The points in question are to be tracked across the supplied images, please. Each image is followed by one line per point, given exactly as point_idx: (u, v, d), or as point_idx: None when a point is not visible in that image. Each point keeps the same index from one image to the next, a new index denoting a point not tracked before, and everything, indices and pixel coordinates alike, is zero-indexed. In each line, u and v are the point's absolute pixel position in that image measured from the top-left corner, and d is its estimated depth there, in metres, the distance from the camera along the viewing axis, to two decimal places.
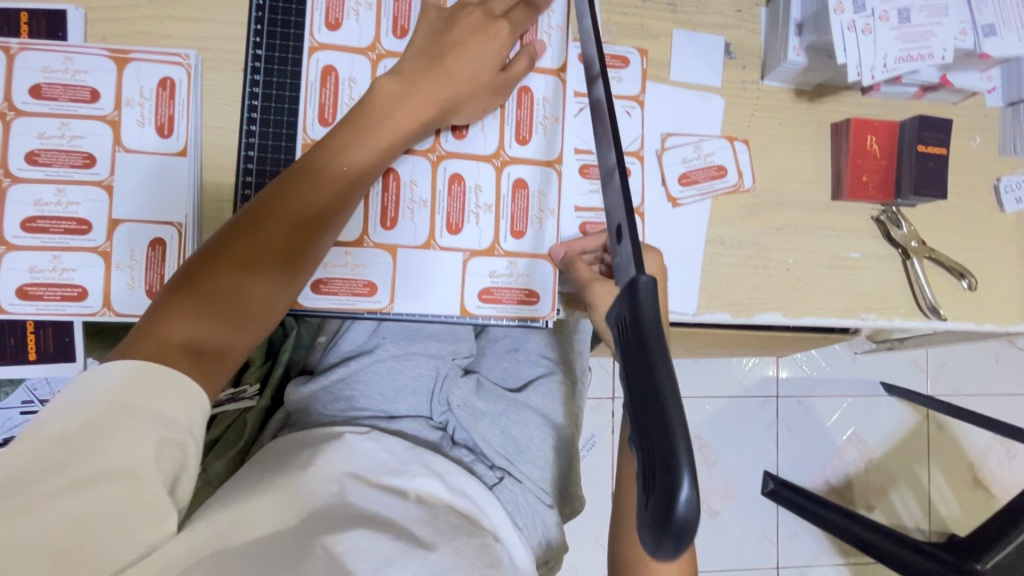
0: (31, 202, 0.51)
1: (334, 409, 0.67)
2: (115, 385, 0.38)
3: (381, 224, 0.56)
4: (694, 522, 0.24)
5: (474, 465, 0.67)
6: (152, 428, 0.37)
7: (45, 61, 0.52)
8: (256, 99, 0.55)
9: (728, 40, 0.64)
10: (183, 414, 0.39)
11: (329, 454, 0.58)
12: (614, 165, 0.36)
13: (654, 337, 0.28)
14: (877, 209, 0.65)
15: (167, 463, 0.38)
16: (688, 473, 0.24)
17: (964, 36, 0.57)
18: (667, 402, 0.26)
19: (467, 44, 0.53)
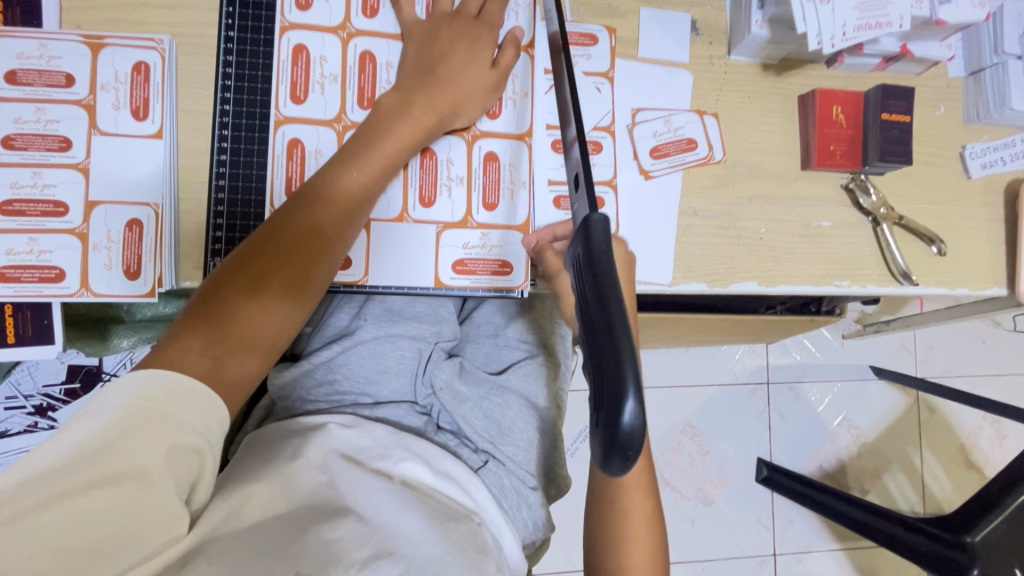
0: (8, 185, 0.52)
1: (319, 394, 0.68)
2: (141, 391, 0.40)
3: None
4: (637, 435, 0.26)
5: (458, 449, 0.67)
6: (168, 436, 0.39)
7: (20, 47, 0.53)
8: (230, 80, 0.56)
9: (694, 17, 0.65)
10: (200, 420, 0.41)
11: (315, 441, 0.56)
12: (574, 136, 0.39)
13: (605, 271, 0.30)
14: (845, 178, 0.67)
15: (183, 469, 0.40)
16: (633, 392, 0.25)
17: (920, 4, 0.58)
18: (615, 327, 0.27)
19: (458, 56, 0.56)
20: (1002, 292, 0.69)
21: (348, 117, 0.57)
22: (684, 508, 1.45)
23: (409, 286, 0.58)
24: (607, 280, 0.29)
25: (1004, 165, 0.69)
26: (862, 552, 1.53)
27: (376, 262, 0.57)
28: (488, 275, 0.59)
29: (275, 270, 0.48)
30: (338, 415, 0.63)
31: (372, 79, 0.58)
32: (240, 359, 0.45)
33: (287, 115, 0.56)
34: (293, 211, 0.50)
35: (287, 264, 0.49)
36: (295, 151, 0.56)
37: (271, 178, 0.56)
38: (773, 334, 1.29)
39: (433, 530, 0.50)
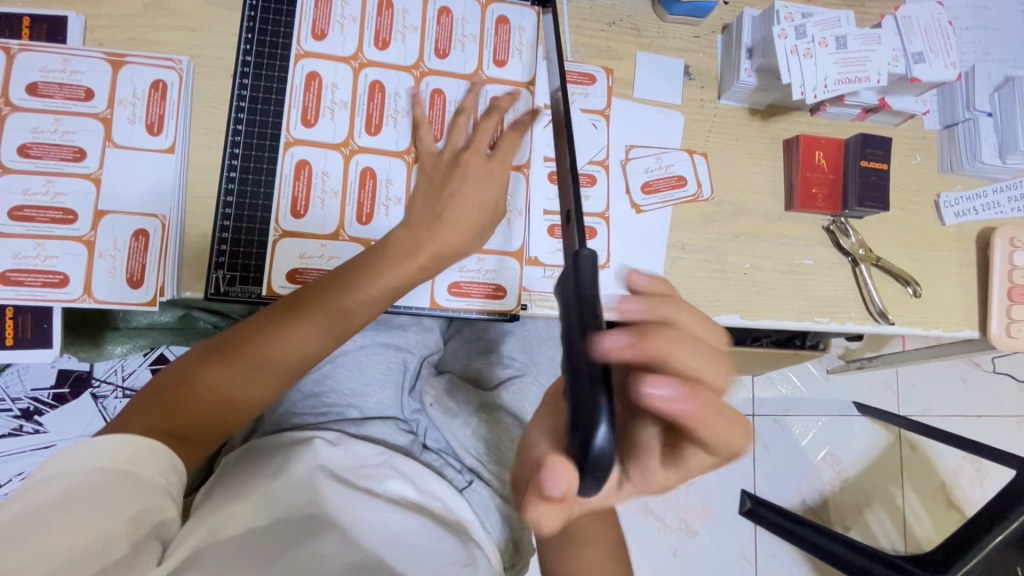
0: (20, 192, 0.54)
1: (307, 407, 0.69)
2: (108, 452, 0.44)
3: (358, 218, 0.59)
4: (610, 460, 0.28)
5: (443, 469, 0.67)
6: (137, 490, 0.43)
7: (43, 61, 0.55)
8: (244, 101, 0.58)
9: (687, 63, 0.69)
10: (158, 474, 0.45)
11: (301, 458, 0.58)
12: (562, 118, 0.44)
13: (589, 311, 0.31)
14: (827, 220, 0.70)
15: (146, 521, 0.42)
16: (605, 423, 0.27)
17: (896, 62, 0.62)
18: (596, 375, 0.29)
19: (468, 195, 0.56)
20: (974, 335, 0.72)
21: (356, 141, 0.60)
22: (667, 538, 1.45)
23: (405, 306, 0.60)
24: (591, 319, 0.31)
25: (977, 214, 0.73)
26: None
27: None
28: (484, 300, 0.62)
29: (246, 379, 0.52)
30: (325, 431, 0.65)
31: (379, 107, 0.61)
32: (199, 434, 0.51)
33: (297, 137, 0.59)
34: (278, 318, 0.52)
35: (258, 375, 0.52)
36: (301, 171, 0.59)
37: (277, 196, 0.58)
38: (759, 366, 1.32)
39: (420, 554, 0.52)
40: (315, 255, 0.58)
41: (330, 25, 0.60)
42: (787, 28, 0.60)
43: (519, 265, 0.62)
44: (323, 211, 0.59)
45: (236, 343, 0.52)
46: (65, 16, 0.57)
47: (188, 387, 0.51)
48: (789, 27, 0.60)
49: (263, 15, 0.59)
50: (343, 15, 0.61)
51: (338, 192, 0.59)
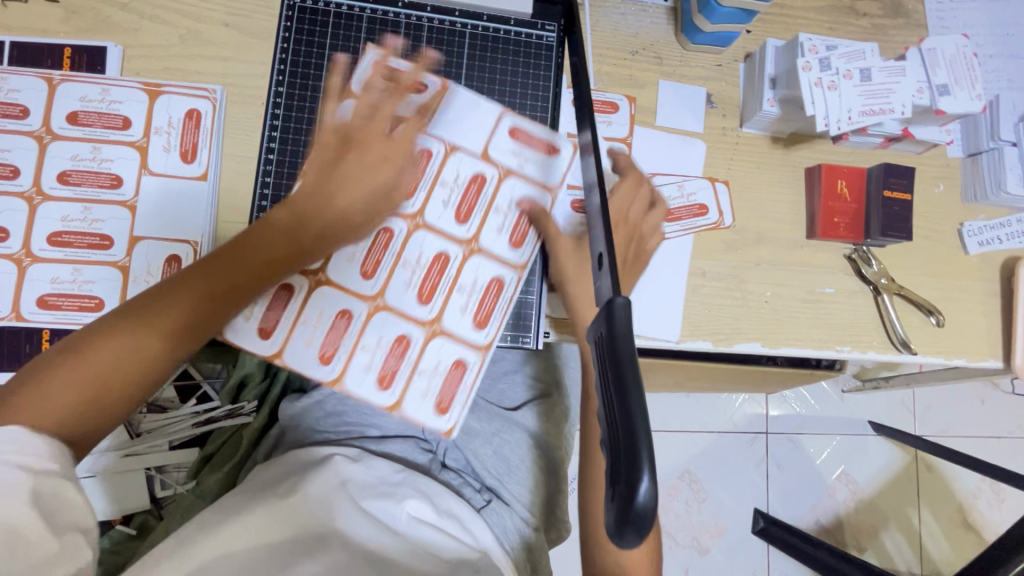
0: (59, 218, 0.55)
1: (329, 425, 0.71)
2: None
3: (419, 298, 0.59)
4: (652, 511, 0.27)
5: (461, 487, 0.71)
6: (27, 480, 0.39)
7: (83, 91, 0.57)
8: (276, 131, 0.59)
9: (709, 91, 0.70)
10: (53, 461, 0.41)
11: (318, 477, 0.60)
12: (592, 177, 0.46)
13: (626, 359, 0.32)
14: (849, 248, 0.70)
15: (61, 506, 0.40)
16: (647, 473, 0.27)
17: (921, 94, 0.63)
18: (637, 423, 0.29)
19: (365, 172, 0.56)
20: (996, 365, 0.72)
21: (424, 217, 0.59)
22: (680, 556, 1.44)
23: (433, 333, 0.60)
24: (629, 367, 0.31)
25: (1000, 243, 0.73)
26: None
27: (363, 350, 0.58)
28: (485, 295, 0.60)
29: (149, 342, 0.47)
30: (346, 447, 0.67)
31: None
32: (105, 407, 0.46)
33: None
34: (197, 272, 0.50)
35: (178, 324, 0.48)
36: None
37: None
38: (773, 385, 1.31)
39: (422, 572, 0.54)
40: (319, 330, 0.57)
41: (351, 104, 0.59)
42: (811, 60, 0.61)
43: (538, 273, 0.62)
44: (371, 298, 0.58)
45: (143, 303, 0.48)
46: (105, 47, 0.59)
47: (80, 360, 0.45)
48: (813, 60, 0.61)
49: (295, 47, 0.60)
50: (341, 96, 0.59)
51: (409, 265, 0.59)
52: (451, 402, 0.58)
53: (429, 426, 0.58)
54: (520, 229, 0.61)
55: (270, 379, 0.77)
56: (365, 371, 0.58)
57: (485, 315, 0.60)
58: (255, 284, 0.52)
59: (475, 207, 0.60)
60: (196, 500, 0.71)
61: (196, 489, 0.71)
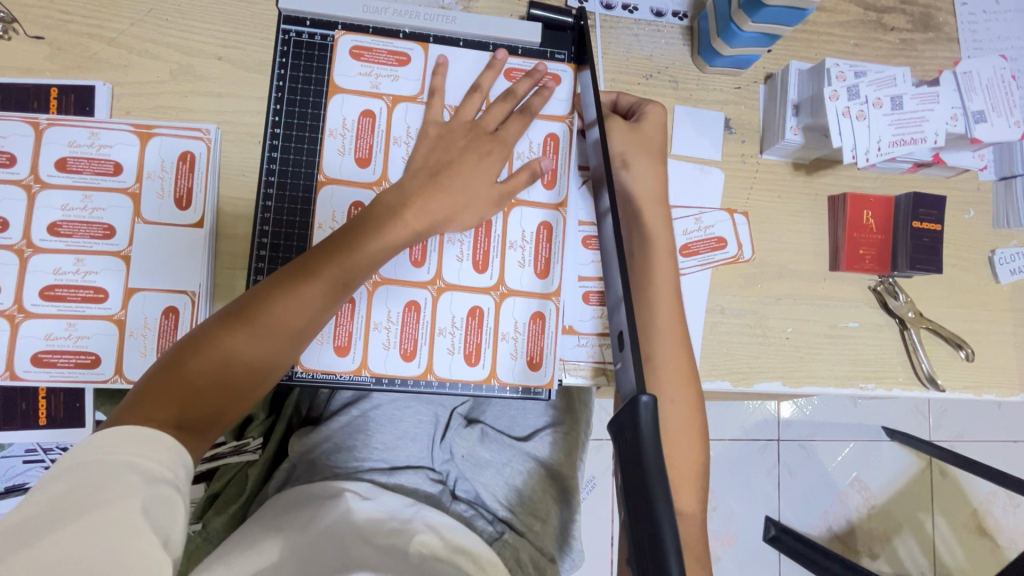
0: (51, 271, 0.53)
1: (340, 460, 0.69)
2: (118, 448, 0.39)
3: (475, 267, 0.57)
4: None
5: (473, 519, 0.70)
6: (140, 486, 0.38)
7: (71, 135, 0.54)
8: (273, 175, 0.56)
9: (727, 116, 0.66)
10: (168, 470, 0.40)
11: (330, 516, 0.60)
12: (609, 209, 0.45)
13: (655, 467, 0.29)
14: (874, 280, 0.67)
15: (161, 514, 0.38)
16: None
17: (955, 121, 0.59)
18: (667, 545, 0.28)
19: (466, 166, 0.54)
20: None
21: (444, 279, 0.57)
22: None
23: (449, 384, 0.56)
24: (657, 482, 0.29)
25: None
26: None
27: (442, 334, 0.56)
28: (537, 244, 0.58)
29: (251, 347, 0.47)
30: (357, 484, 0.66)
31: (371, 142, 0.57)
32: (205, 413, 0.46)
33: (330, 176, 0.56)
34: (289, 277, 0.49)
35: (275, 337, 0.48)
36: (353, 211, 0.56)
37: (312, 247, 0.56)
38: None
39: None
40: (392, 330, 0.56)
41: (372, 149, 0.57)
42: (839, 89, 0.57)
43: (557, 305, 0.58)
44: (388, 353, 0.56)
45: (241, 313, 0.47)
46: (93, 86, 0.56)
47: (183, 372, 0.45)
48: (841, 88, 0.57)
49: (291, 83, 0.57)
50: (343, 141, 0.57)
51: (446, 331, 0.56)
52: (542, 355, 0.57)
53: (530, 382, 0.57)
54: (542, 257, 0.58)
55: (274, 415, 0.78)
56: (450, 353, 0.56)
57: (545, 262, 0.58)
58: (344, 282, 0.50)
59: (559, 171, 0.59)
60: (203, 543, 0.69)
61: (201, 531, 0.70)
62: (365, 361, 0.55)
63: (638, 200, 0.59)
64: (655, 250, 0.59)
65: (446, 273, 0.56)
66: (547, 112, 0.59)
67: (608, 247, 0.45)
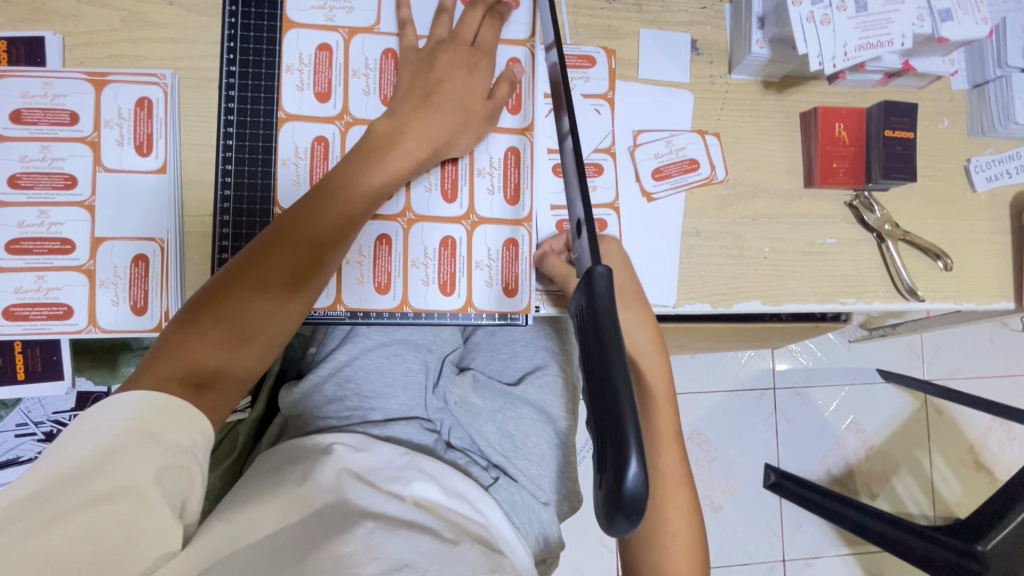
0: (15, 224, 0.53)
1: (331, 411, 0.69)
2: (138, 413, 0.40)
3: (444, 198, 0.57)
4: (642, 498, 0.25)
5: (468, 466, 0.69)
6: (157, 454, 0.39)
7: (24, 86, 0.54)
8: (231, 115, 0.55)
9: (694, 37, 0.65)
10: (188, 438, 0.41)
11: (324, 464, 0.57)
12: (568, 131, 0.41)
13: (611, 333, 0.29)
14: (849, 195, 0.66)
15: (174, 485, 0.39)
16: (636, 455, 0.25)
17: (922, 21, 0.58)
18: (622, 402, 0.26)
19: (457, 84, 0.54)
20: (1009, 306, 0.69)
21: (413, 211, 0.56)
22: None
23: (426, 315, 0.57)
24: (615, 349, 0.28)
25: (1010, 177, 0.69)
26: (872, 557, 1.51)
27: (415, 266, 0.56)
28: (505, 170, 0.58)
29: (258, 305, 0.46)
30: (348, 435, 0.63)
31: (329, 75, 0.56)
32: (219, 374, 0.45)
33: (291, 113, 0.56)
34: (284, 230, 0.48)
35: (278, 291, 0.47)
36: (317, 146, 0.56)
37: (276, 184, 0.56)
38: (778, 340, 1.29)
39: (440, 551, 0.47)
40: (365, 264, 0.56)
41: (331, 82, 0.56)
42: None
43: (529, 232, 0.58)
44: (363, 286, 0.56)
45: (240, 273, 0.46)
46: (42, 36, 0.55)
47: (197, 325, 0.45)
48: None
49: (244, 20, 0.56)
50: (301, 76, 0.56)
51: (419, 262, 0.56)
52: (517, 282, 0.57)
53: (506, 309, 0.57)
54: (510, 183, 0.58)
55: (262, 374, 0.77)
56: (425, 284, 0.56)
57: (515, 189, 0.58)
58: (349, 224, 0.50)
59: (523, 97, 0.59)
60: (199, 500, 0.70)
61: None
62: (339, 297, 0.55)
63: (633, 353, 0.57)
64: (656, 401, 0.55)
65: (415, 205, 0.56)
66: (509, 36, 0.59)
67: (568, 169, 0.41)
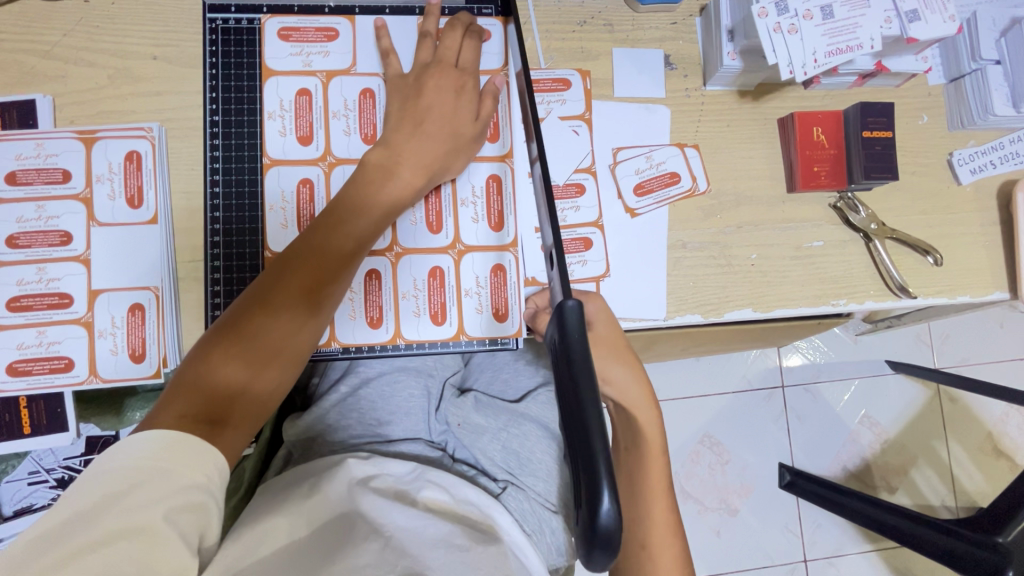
0: (15, 283, 0.54)
1: (336, 438, 0.69)
2: (151, 451, 0.39)
3: (430, 229, 0.58)
4: (615, 532, 0.25)
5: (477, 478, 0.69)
6: (168, 494, 0.38)
7: (18, 149, 0.56)
8: (217, 163, 0.57)
9: (666, 52, 0.66)
10: (200, 473, 0.40)
11: (334, 479, 0.57)
12: (536, 156, 0.42)
13: (582, 366, 0.30)
14: (833, 197, 0.67)
15: (191, 525, 0.38)
16: (607, 491, 0.25)
17: (890, 23, 0.58)
18: (593, 436, 0.27)
19: (445, 110, 0.55)
20: (1004, 297, 0.69)
21: (401, 244, 0.57)
22: (708, 519, 1.44)
23: (420, 345, 0.57)
24: (585, 382, 0.29)
25: (995, 168, 0.69)
26: (895, 553, 1.48)
27: (406, 298, 0.57)
28: (488, 198, 0.59)
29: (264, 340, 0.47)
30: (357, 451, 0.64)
31: (310, 119, 0.58)
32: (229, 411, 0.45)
33: (275, 158, 0.57)
34: (290, 263, 0.49)
35: (285, 326, 0.48)
36: (302, 189, 0.57)
37: (264, 227, 0.57)
38: (782, 338, 1.29)
39: (453, 562, 0.47)
40: (356, 300, 0.57)
41: (313, 125, 0.58)
42: (767, 6, 0.57)
43: (516, 257, 0.59)
44: (355, 322, 0.57)
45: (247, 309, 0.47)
46: (33, 99, 0.57)
47: (206, 363, 0.45)
48: (769, 5, 0.57)
49: (225, 71, 0.58)
50: (283, 120, 0.58)
51: (410, 294, 0.57)
52: (507, 307, 0.58)
53: (497, 334, 0.58)
54: (494, 211, 0.59)
55: None
56: (417, 316, 0.57)
57: (499, 216, 0.59)
58: (353, 252, 0.51)
59: (501, 125, 0.60)
60: None
61: None
62: (333, 335, 0.56)
63: (627, 408, 0.57)
64: (650, 454, 0.56)
65: (402, 239, 0.57)
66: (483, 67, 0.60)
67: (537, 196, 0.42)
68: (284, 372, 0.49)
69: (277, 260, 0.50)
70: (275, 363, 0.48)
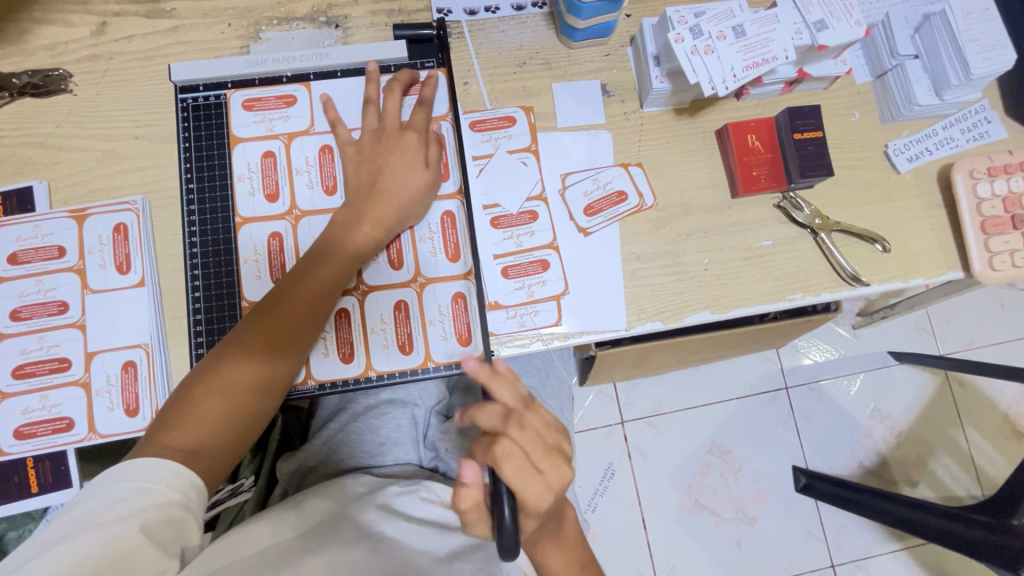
0: (19, 352, 0.59)
1: (331, 469, 0.73)
2: (135, 472, 0.44)
3: (392, 266, 0.64)
4: (509, 537, 0.48)
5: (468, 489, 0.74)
6: (147, 508, 0.42)
7: (18, 232, 0.62)
8: (195, 226, 0.63)
9: (603, 81, 0.71)
10: (176, 492, 0.44)
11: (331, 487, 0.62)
12: None
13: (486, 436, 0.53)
14: (776, 198, 0.70)
15: (169, 537, 0.42)
16: (502, 505, 0.50)
17: (800, 35, 0.63)
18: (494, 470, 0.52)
19: (399, 167, 0.61)
20: (959, 276, 0.71)
21: (366, 283, 0.63)
22: (726, 530, 1.42)
23: (391, 374, 0.62)
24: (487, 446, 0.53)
25: (931, 154, 0.72)
26: (926, 550, 1.43)
27: (374, 331, 0.63)
28: (444, 232, 0.66)
29: (244, 380, 0.52)
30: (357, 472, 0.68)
31: (276, 178, 0.64)
32: (212, 444, 0.49)
33: (246, 217, 0.63)
34: (268, 312, 0.55)
35: (264, 366, 0.53)
36: (272, 242, 0.62)
37: (240, 280, 0.62)
38: (775, 339, 1.29)
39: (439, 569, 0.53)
40: (329, 338, 0.62)
41: (279, 183, 0.64)
42: (682, 32, 0.62)
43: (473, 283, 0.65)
44: (329, 358, 0.62)
45: (231, 352, 0.53)
46: (30, 185, 0.63)
47: (190, 401, 0.50)
48: (684, 30, 0.62)
49: (197, 144, 0.64)
50: (250, 182, 0.63)
51: (378, 328, 0.63)
52: (469, 331, 0.64)
53: (461, 358, 0.63)
54: (451, 242, 0.65)
55: (261, 453, 0.81)
56: (386, 347, 0.63)
57: (455, 248, 0.65)
58: (322, 297, 0.57)
59: (451, 166, 0.68)
60: None
61: None
62: (310, 373, 0.61)
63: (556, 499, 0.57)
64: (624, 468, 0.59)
65: (366, 278, 0.63)
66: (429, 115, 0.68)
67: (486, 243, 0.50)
68: (261, 409, 0.53)
69: (257, 309, 0.56)
70: (253, 401, 0.52)
